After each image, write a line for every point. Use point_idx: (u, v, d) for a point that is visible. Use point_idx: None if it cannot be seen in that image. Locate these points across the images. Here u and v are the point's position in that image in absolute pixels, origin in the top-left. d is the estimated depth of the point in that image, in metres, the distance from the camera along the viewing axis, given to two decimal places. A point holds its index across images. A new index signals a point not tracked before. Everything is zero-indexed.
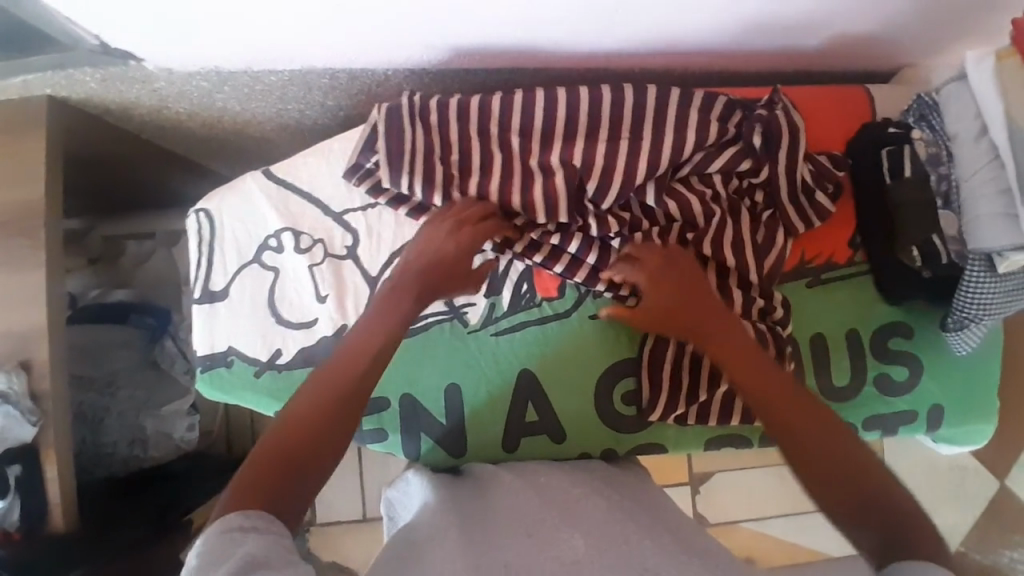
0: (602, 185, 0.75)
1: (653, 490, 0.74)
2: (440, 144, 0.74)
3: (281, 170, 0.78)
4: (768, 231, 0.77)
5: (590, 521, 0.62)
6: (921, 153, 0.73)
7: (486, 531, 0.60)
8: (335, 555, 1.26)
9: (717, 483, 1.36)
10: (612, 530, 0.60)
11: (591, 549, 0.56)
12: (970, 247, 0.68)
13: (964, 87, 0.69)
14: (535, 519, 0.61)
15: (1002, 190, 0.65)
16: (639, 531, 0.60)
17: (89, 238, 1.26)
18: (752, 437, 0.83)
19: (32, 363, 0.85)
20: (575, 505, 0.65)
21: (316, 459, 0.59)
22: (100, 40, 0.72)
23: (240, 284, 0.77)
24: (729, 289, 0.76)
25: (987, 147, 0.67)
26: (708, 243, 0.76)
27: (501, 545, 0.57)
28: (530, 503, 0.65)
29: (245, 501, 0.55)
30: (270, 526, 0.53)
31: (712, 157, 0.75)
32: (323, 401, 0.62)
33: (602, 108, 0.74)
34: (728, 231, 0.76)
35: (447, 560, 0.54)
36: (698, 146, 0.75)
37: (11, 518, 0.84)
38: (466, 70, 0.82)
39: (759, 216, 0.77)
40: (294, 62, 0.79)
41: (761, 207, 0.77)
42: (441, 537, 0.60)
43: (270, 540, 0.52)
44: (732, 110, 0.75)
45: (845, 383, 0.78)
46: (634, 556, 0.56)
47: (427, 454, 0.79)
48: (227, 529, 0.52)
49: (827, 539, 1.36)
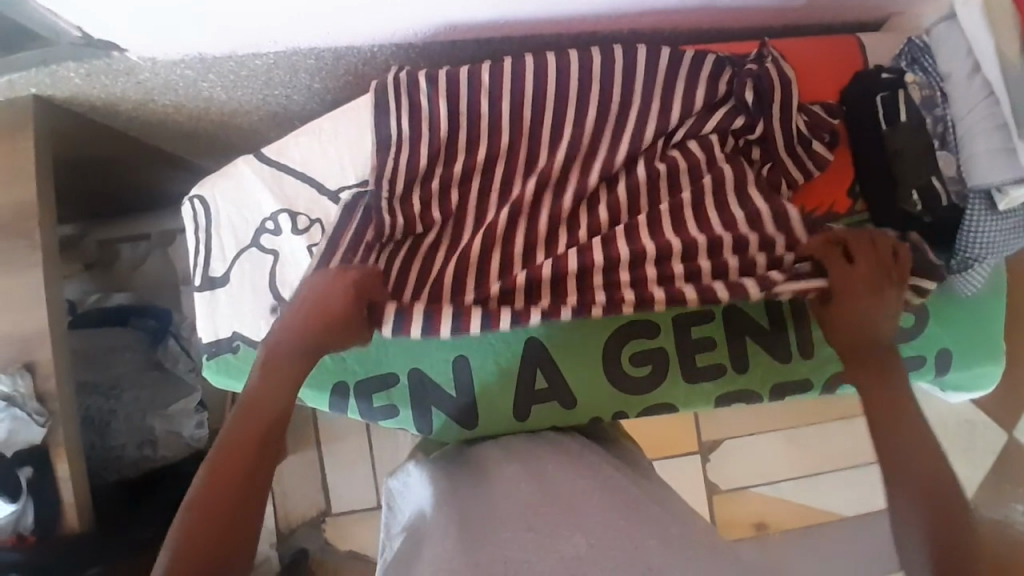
0: (588, 155, 0.75)
1: (660, 491, 0.74)
2: (429, 123, 0.73)
3: (273, 151, 0.77)
4: (772, 185, 0.76)
5: (595, 509, 0.62)
6: (915, 97, 0.73)
7: (488, 521, 0.60)
8: (350, 545, 1.27)
9: (728, 449, 1.36)
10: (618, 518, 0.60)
11: (592, 548, 0.55)
12: (970, 184, 0.67)
13: (955, 27, 0.69)
14: (534, 512, 0.61)
15: (1000, 124, 0.65)
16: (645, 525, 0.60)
17: (84, 242, 1.25)
18: (762, 392, 0.81)
19: (35, 364, 0.85)
20: (580, 492, 0.65)
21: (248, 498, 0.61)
22: (83, 32, 0.72)
23: (240, 269, 0.76)
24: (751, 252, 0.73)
25: (982, 83, 0.66)
26: (711, 204, 0.74)
27: (502, 537, 0.57)
28: (530, 488, 0.66)
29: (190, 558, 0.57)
30: None
31: (700, 124, 0.75)
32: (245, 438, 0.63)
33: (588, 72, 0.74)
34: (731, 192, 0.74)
35: (445, 557, 0.55)
36: (682, 118, 0.75)
37: (27, 520, 0.84)
38: (452, 43, 0.82)
39: (759, 176, 0.76)
40: (280, 43, 0.79)
41: (759, 163, 0.76)
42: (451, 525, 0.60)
43: None
44: (721, 70, 0.75)
45: None
46: (639, 555, 0.56)
47: (440, 428, 0.80)
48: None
49: (838, 499, 1.36)
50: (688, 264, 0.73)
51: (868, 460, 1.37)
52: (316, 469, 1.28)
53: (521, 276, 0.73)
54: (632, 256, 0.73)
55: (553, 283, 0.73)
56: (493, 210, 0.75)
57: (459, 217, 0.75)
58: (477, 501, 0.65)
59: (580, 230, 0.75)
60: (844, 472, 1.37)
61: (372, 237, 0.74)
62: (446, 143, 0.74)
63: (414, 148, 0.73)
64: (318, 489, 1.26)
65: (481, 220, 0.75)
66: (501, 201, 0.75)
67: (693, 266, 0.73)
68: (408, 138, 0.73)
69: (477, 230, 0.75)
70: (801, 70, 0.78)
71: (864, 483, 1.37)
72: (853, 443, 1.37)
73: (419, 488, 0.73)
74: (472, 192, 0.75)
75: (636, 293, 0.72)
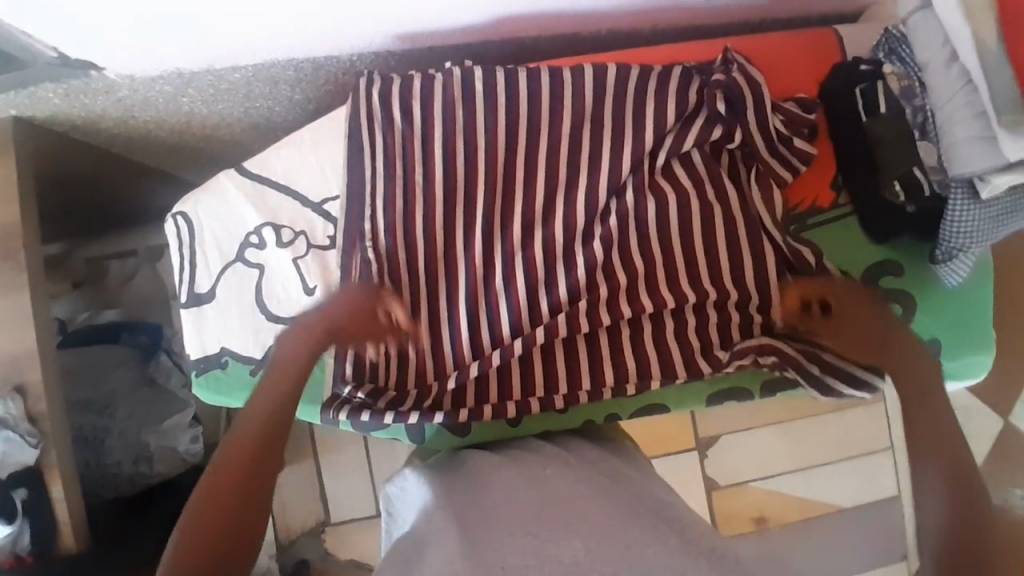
0: (568, 178, 0.76)
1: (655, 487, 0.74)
2: (401, 143, 0.75)
3: (255, 165, 0.77)
4: (761, 196, 0.77)
5: (590, 512, 0.62)
6: (895, 87, 0.72)
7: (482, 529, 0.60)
8: (352, 554, 1.27)
9: (726, 444, 1.36)
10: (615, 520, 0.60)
11: (591, 552, 0.55)
12: (952, 174, 0.67)
13: (931, 17, 0.67)
14: (527, 516, 0.61)
15: (978, 113, 0.64)
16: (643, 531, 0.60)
17: (69, 262, 1.25)
18: (753, 387, 0.78)
19: (26, 385, 0.85)
20: (574, 496, 0.65)
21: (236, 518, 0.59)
22: (59, 52, 0.72)
23: (226, 284, 0.76)
24: (743, 279, 0.76)
25: (959, 72, 0.65)
26: (698, 221, 0.76)
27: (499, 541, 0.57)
28: (525, 492, 0.66)
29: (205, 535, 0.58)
30: None
31: (679, 135, 0.75)
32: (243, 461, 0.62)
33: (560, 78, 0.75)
34: (718, 216, 0.76)
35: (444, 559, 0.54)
36: (659, 128, 0.75)
37: (23, 542, 0.83)
38: (430, 48, 0.82)
39: (747, 191, 0.77)
40: (257, 55, 0.79)
41: (743, 172, 0.77)
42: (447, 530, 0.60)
43: None
44: (691, 78, 0.76)
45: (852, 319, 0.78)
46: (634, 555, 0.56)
47: (432, 435, 0.79)
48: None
49: (838, 490, 1.36)
50: (678, 308, 0.76)
51: (865, 449, 1.37)
52: (314, 479, 1.28)
53: (538, 331, 0.75)
54: (633, 309, 0.76)
55: (567, 345, 0.77)
56: (484, 243, 0.76)
57: (449, 236, 0.76)
58: (469, 505, 0.65)
59: (577, 254, 0.76)
60: (843, 462, 1.37)
61: (359, 268, 0.75)
62: (423, 159, 0.75)
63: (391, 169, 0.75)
64: (317, 500, 1.26)
65: (475, 246, 0.76)
66: (490, 215, 0.76)
67: (688, 297, 0.76)
68: (381, 158, 0.75)
69: (475, 252, 0.76)
70: (779, 65, 0.79)
71: (863, 473, 1.37)
72: (850, 432, 1.37)
73: (416, 492, 0.73)
74: (454, 208, 0.76)
75: (635, 338, 0.77)
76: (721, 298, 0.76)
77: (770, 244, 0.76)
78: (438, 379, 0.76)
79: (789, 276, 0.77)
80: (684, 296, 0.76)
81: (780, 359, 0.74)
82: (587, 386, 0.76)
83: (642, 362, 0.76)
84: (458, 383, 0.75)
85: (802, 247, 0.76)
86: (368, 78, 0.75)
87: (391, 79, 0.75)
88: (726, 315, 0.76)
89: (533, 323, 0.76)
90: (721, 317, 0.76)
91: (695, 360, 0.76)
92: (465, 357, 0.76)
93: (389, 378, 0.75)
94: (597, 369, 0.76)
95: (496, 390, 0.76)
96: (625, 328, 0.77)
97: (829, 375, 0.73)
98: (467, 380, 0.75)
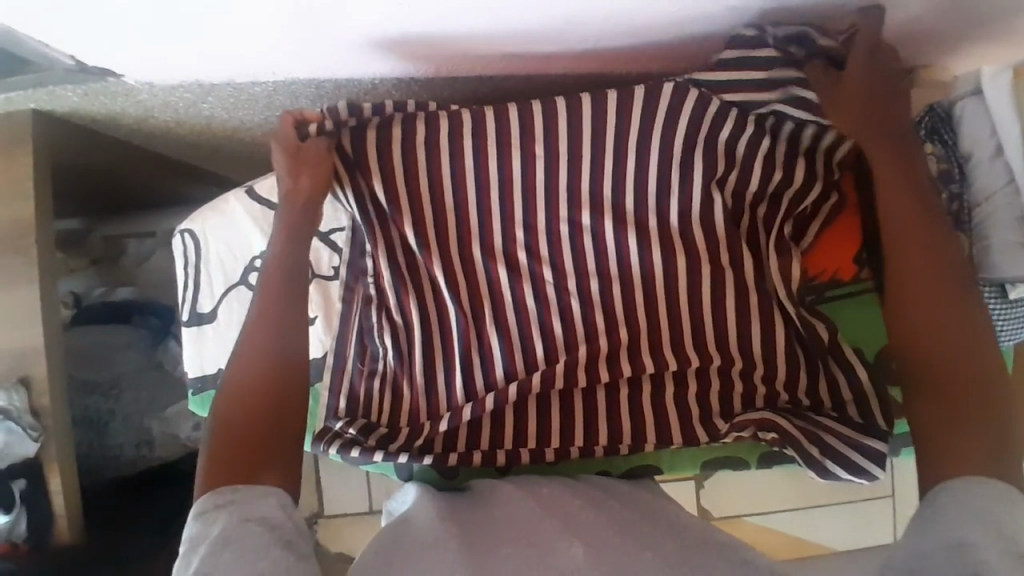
0: (583, 227, 0.74)
1: (664, 500, 0.72)
2: (405, 185, 0.73)
3: (265, 190, 0.76)
4: (780, 263, 0.73)
5: (592, 526, 0.62)
6: (933, 170, 0.68)
7: (484, 539, 0.59)
8: (343, 547, 1.24)
9: (722, 478, 1.33)
10: (612, 537, 0.60)
11: (590, 558, 0.56)
12: (983, 274, 0.66)
13: (982, 104, 0.65)
14: (536, 528, 0.61)
15: (1017, 217, 0.64)
16: (638, 542, 0.59)
17: (90, 238, 1.22)
18: (749, 458, 0.79)
19: (31, 379, 0.86)
20: (575, 511, 0.64)
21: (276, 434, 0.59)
22: (76, 61, 0.71)
23: (227, 307, 0.77)
24: (749, 344, 0.74)
25: (1003, 168, 0.64)
26: (709, 280, 0.74)
27: (502, 551, 0.57)
28: (526, 506, 0.65)
29: (220, 463, 0.56)
30: (248, 496, 0.53)
31: (686, 195, 0.73)
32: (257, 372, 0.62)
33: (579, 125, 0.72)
34: (731, 278, 0.74)
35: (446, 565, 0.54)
36: (666, 184, 0.73)
37: (19, 530, 0.85)
38: (454, 78, 0.78)
39: (764, 257, 0.74)
40: (276, 74, 0.77)
41: (767, 236, 0.74)
42: (444, 535, 0.60)
43: (247, 511, 0.52)
44: (727, 117, 0.70)
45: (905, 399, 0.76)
46: (633, 569, 0.55)
47: (419, 471, 0.77)
48: (203, 509, 0.52)
49: (832, 532, 1.34)
50: (679, 371, 0.75)
51: (868, 495, 1.33)
52: (311, 469, 1.22)
53: (534, 377, 0.74)
54: (633, 367, 0.75)
55: (564, 399, 0.75)
56: (488, 283, 0.75)
57: (450, 279, 0.74)
58: (465, 519, 0.64)
59: (572, 305, 0.75)
60: (843, 506, 1.33)
61: (360, 305, 0.77)
62: (431, 196, 0.74)
63: (405, 203, 0.74)
64: (312, 490, 1.22)
65: (477, 285, 0.75)
66: (496, 257, 0.75)
67: (689, 358, 0.74)
68: (386, 201, 0.74)
69: (465, 294, 0.75)
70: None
71: (861, 519, 1.33)
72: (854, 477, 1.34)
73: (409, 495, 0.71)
74: (463, 248, 0.75)
75: (631, 392, 0.76)
76: (724, 364, 0.74)
77: (779, 314, 0.74)
78: (431, 419, 0.75)
79: (798, 347, 0.74)
80: (686, 358, 0.74)
81: (781, 436, 0.70)
82: (579, 443, 0.75)
83: (637, 425, 0.75)
84: (450, 426, 0.74)
85: (815, 322, 0.73)
86: (316, 124, 0.70)
87: (393, 117, 0.73)
88: (728, 380, 0.74)
89: (529, 370, 0.75)
90: (722, 383, 0.74)
91: (692, 426, 0.74)
92: (458, 399, 0.75)
93: (382, 414, 0.75)
94: (592, 429, 0.75)
95: (489, 436, 0.75)
96: (624, 387, 0.76)
97: (829, 458, 0.67)
98: (460, 423, 0.74)
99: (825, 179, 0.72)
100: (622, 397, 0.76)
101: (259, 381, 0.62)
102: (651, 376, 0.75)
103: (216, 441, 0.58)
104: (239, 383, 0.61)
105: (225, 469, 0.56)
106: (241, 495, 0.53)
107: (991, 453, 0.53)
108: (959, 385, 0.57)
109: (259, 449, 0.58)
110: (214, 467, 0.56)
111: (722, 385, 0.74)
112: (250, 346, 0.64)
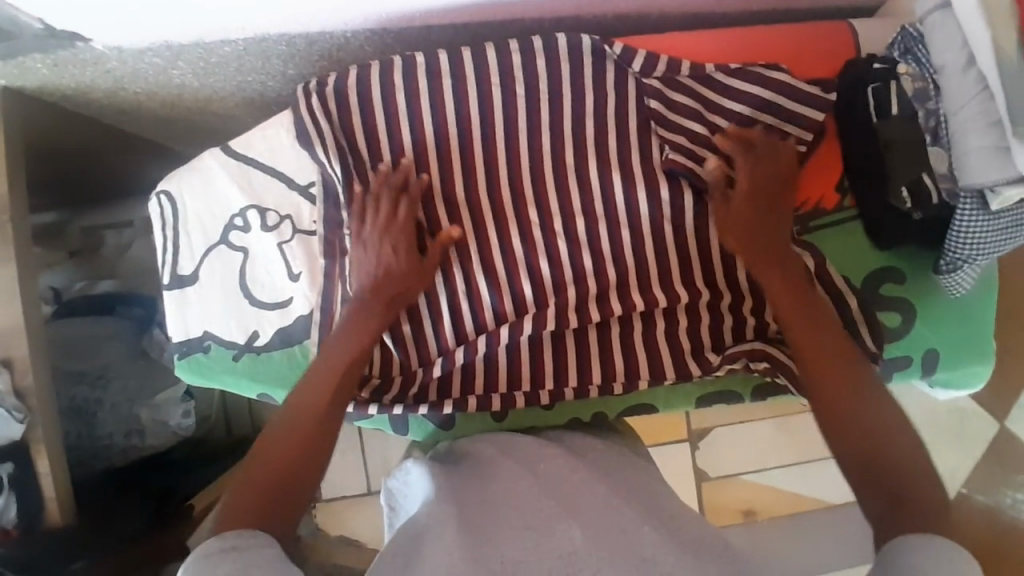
0: (575, 163, 0.74)
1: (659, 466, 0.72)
2: (385, 127, 0.72)
3: (240, 146, 0.75)
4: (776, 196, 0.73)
5: (593, 501, 0.61)
6: (908, 89, 0.70)
7: (488, 519, 0.58)
8: (343, 530, 1.22)
9: (717, 437, 1.32)
10: (612, 514, 0.59)
11: (589, 539, 0.55)
12: (962, 184, 0.66)
13: (950, 16, 0.66)
14: (537, 508, 0.59)
15: (992, 123, 0.63)
16: (638, 518, 0.60)
17: (69, 230, 1.18)
18: (744, 392, 0.79)
19: (13, 361, 0.82)
20: (573, 488, 0.63)
21: (295, 485, 0.61)
22: (45, 24, 0.69)
23: (208, 266, 0.77)
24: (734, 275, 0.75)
25: (975, 78, 0.64)
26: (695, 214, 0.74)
27: (502, 529, 0.56)
28: (524, 479, 0.65)
29: (243, 511, 0.57)
30: (255, 541, 0.54)
31: (670, 133, 0.72)
32: (310, 425, 0.63)
33: (556, 70, 0.73)
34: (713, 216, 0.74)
35: (444, 550, 0.53)
36: (645, 125, 0.73)
37: (8, 515, 0.81)
38: (428, 28, 0.78)
39: None
40: (248, 30, 0.75)
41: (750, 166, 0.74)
42: (442, 514, 0.59)
43: (252, 552, 0.52)
44: (680, 61, 0.73)
45: (897, 323, 0.76)
46: (632, 544, 0.55)
47: (415, 425, 0.78)
48: (206, 551, 0.52)
49: (830, 487, 1.33)
50: (670, 308, 0.75)
51: None
52: None
53: (526, 322, 0.73)
54: (623, 306, 0.74)
55: (556, 341, 0.75)
56: (474, 228, 0.74)
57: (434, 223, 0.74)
58: (464, 493, 0.63)
59: (559, 248, 0.74)
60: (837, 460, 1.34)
61: (342, 257, 0.73)
62: (413, 145, 0.73)
63: (391, 154, 0.73)
64: None
65: (467, 230, 0.74)
66: (478, 202, 0.74)
67: (679, 295, 0.74)
68: (367, 154, 0.73)
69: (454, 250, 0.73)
70: (767, 54, 0.74)
71: None
72: None
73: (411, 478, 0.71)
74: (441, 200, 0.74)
75: (621, 331, 0.75)
76: (711, 297, 0.75)
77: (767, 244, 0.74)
78: (424, 366, 0.75)
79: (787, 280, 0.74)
80: (675, 294, 0.74)
81: (773, 365, 0.72)
82: (573, 384, 0.75)
83: (629, 368, 0.75)
84: (443, 370, 0.75)
85: (803, 253, 0.72)
86: (321, 80, 0.72)
87: (370, 66, 0.72)
88: (717, 314, 0.75)
89: (518, 313, 0.74)
90: (712, 316, 0.75)
91: (684, 362, 0.75)
92: (450, 344, 0.74)
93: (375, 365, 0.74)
94: (585, 369, 0.75)
95: (483, 380, 0.75)
96: (615, 325, 0.75)
97: None
98: (453, 366, 0.74)
99: (812, 104, 0.72)
100: (614, 339, 0.75)
101: (304, 430, 0.63)
102: (642, 316, 0.75)
103: (239, 485, 0.60)
104: (288, 432, 0.63)
105: (260, 517, 0.58)
106: (245, 539, 0.54)
107: (920, 495, 0.57)
108: (872, 431, 0.61)
109: (272, 499, 0.59)
110: (229, 517, 0.57)
111: (711, 317, 0.75)
112: (296, 407, 0.64)
